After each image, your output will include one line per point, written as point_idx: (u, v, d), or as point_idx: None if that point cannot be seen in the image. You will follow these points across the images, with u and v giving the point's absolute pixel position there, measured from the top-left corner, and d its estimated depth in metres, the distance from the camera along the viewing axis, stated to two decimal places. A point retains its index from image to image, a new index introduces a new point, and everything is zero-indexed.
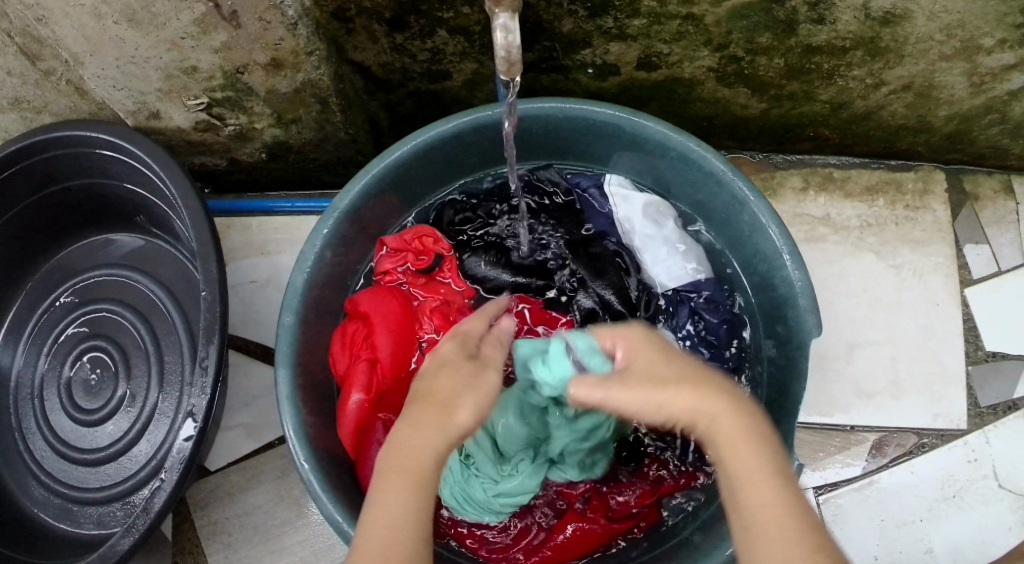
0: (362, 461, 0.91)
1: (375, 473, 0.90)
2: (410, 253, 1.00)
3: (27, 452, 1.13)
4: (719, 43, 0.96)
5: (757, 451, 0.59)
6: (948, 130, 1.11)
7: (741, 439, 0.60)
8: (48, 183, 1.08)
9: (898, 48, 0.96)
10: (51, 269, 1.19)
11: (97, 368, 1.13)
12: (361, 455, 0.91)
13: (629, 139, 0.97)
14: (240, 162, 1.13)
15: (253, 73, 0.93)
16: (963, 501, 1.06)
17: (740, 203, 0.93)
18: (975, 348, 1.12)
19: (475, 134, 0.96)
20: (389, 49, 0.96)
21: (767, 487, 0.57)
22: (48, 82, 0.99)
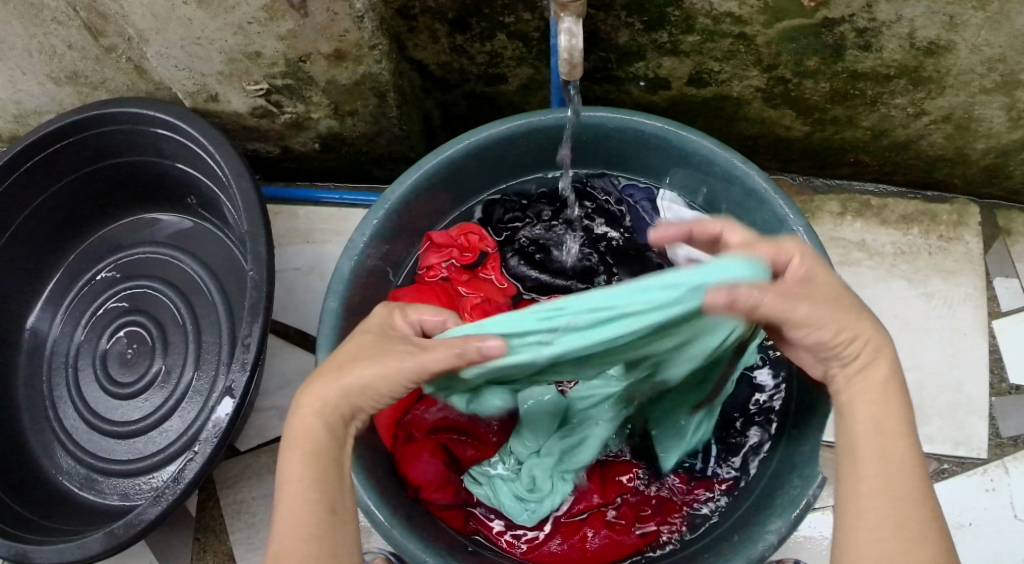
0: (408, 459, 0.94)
1: (424, 471, 0.93)
2: (455, 249, 1.03)
3: (57, 421, 1.15)
4: (769, 64, 0.98)
5: (889, 433, 0.61)
6: (984, 163, 1.13)
7: (889, 432, 0.61)
8: (101, 158, 1.11)
9: (940, 79, 0.98)
10: (95, 243, 1.21)
11: (133, 343, 1.15)
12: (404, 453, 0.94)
13: (675, 152, 0.99)
14: (292, 151, 1.16)
15: (315, 62, 0.95)
16: (979, 529, 1.07)
17: (781, 223, 0.95)
18: (999, 380, 1.13)
19: (526, 138, 0.98)
20: (448, 49, 0.98)
21: (896, 457, 0.60)
22: (109, 59, 1.02)
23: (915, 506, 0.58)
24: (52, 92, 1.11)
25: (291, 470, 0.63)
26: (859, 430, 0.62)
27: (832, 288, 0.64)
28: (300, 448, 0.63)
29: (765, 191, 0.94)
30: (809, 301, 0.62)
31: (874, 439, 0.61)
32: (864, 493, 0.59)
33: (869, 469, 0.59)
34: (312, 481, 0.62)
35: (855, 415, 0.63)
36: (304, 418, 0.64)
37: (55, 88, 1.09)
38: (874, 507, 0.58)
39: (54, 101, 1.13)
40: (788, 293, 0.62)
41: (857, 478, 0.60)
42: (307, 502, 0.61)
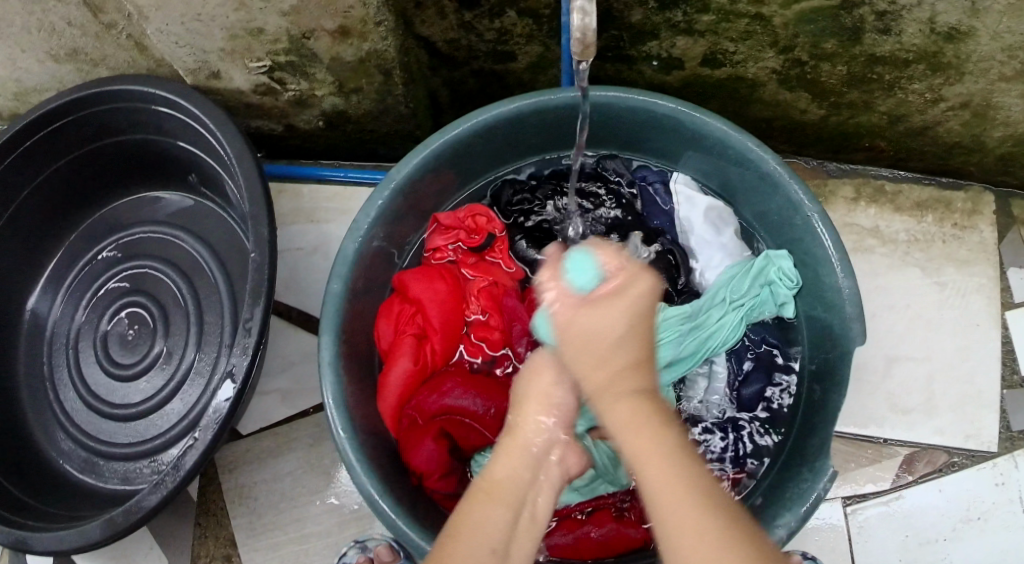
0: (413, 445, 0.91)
1: (427, 457, 0.90)
2: (462, 232, 1.01)
3: (57, 403, 1.14)
4: (785, 46, 0.96)
5: (674, 467, 0.61)
6: (1001, 151, 1.11)
7: (654, 426, 0.64)
8: (101, 136, 1.09)
9: (959, 65, 0.95)
10: (96, 223, 1.19)
11: (134, 324, 1.14)
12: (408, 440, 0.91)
13: (688, 134, 0.96)
14: (296, 129, 1.14)
15: (320, 39, 0.93)
16: (988, 523, 1.06)
17: (794, 207, 0.93)
18: (1011, 372, 1.12)
19: (534, 117, 0.96)
20: (456, 26, 0.96)
21: (668, 467, 0.61)
22: (110, 35, 0.99)
23: (692, 501, 0.59)
24: (52, 69, 1.08)
25: (467, 510, 0.67)
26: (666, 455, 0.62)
27: (646, 295, 0.71)
28: (495, 498, 0.67)
29: (778, 174, 0.92)
30: (598, 336, 0.68)
31: (671, 474, 0.61)
32: (667, 524, 0.59)
33: (664, 483, 0.60)
34: (514, 495, 0.68)
35: (645, 427, 0.65)
36: (488, 488, 0.68)
37: (55, 64, 1.07)
38: (687, 520, 0.58)
39: (53, 77, 1.11)
40: (596, 313, 0.69)
41: (660, 504, 0.60)
42: (496, 520, 0.66)
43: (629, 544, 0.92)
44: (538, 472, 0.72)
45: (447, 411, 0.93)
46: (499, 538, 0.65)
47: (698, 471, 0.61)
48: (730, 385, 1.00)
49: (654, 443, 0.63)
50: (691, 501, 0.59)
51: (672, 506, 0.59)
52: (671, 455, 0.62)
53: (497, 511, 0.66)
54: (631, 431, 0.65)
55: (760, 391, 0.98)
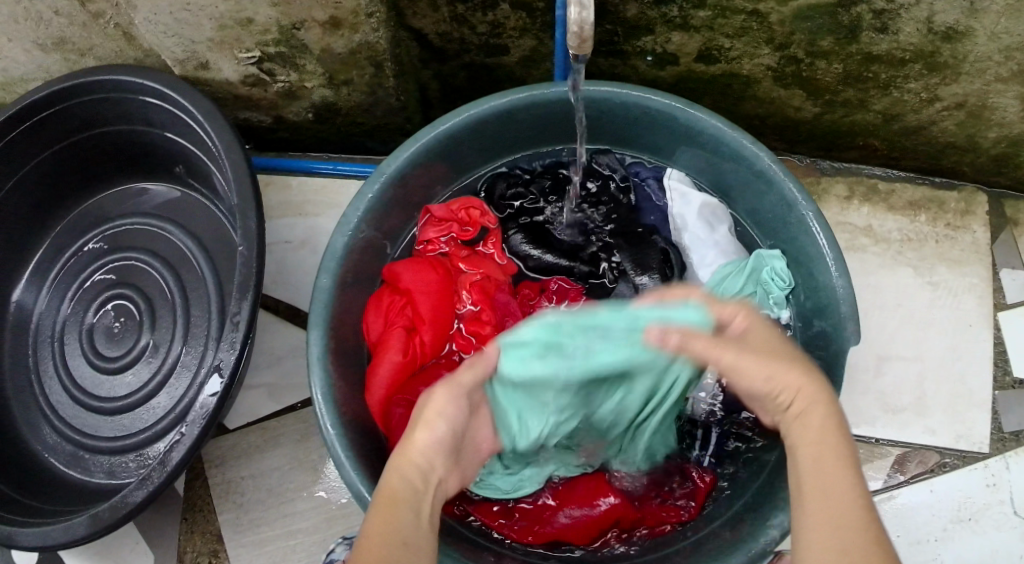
0: (399, 447, 0.90)
1: None
2: (455, 224, 1.00)
3: (43, 396, 1.12)
4: (781, 43, 0.95)
5: (829, 447, 0.62)
6: (995, 152, 1.11)
7: (829, 445, 0.62)
8: (89, 127, 1.07)
9: (956, 65, 0.95)
10: (83, 213, 1.18)
11: (121, 317, 1.12)
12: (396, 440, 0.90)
13: (683, 131, 0.96)
14: (285, 121, 1.12)
15: (310, 30, 0.92)
16: (978, 524, 1.06)
17: (789, 206, 0.93)
18: (1003, 373, 1.11)
19: (528, 111, 0.95)
20: (448, 18, 0.94)
21: (846, 479, 0.59)
22: (97, 25, 0.98)
23: (855, 501, 0.58)
24: (38, 58, 1.07)
25: (375, 521, 0.61)
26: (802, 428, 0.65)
27: (763, 336, 0.70)
28: (394, 504, 0.62)
29: (773, 172, 0.91)
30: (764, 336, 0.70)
31: (812, 434, 0.64)
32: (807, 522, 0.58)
33: (825, 498, 0.59)
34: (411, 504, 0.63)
35: (807, 417, 0.65)
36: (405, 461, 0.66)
37: (41, 54, 1.05)
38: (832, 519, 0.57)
39: (39, 67, 1.09)
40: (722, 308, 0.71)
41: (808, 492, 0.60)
42: (402, 522, 0.61)
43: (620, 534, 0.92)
44: (437, 472, 0.67)
45: None
46: (411, 527, 0.61)
47: (878, 524, 0.56)
48: (722, 386, 0.96)
49: (838, 463, 0.60)
50: (849, 488, 0.59)
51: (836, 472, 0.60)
52: (852, 474, 0.59)
53: (399, 516, 0.61)
54: (809, 438, 0.64)
55: None
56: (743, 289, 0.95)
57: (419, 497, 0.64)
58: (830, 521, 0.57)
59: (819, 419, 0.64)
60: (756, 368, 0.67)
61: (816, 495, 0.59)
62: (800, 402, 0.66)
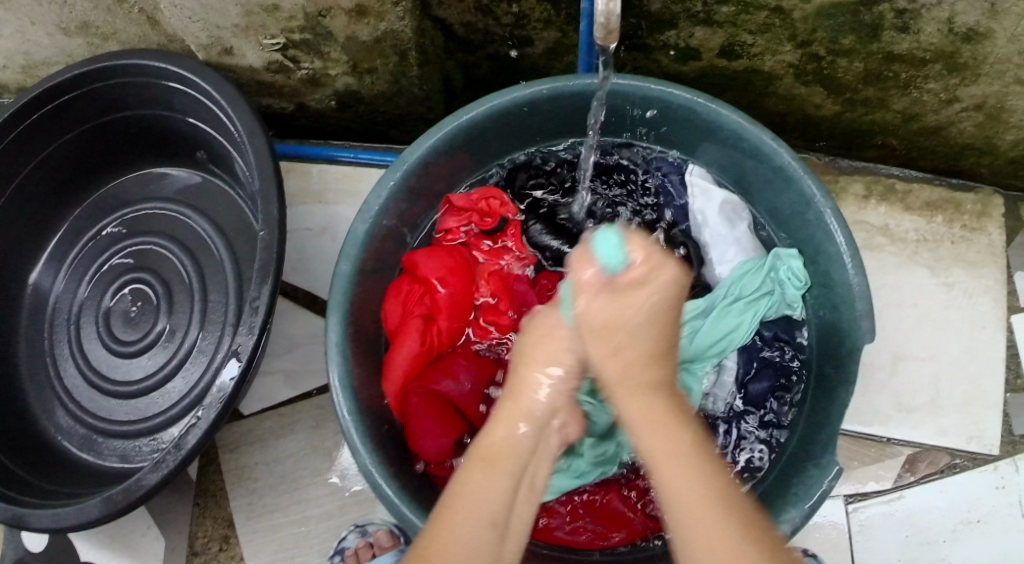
0: (417, 434, 0.90)
1: (436, 446, 0.89)
2: (474, 214, 1.00)
3: (57, 379, 1.13)
4: (803, 40, 0.95)
5: (690, 464, 0.61)
6: (1013, 155, 1.11)
7: (666, 423, 0.64)
8: (111, 110, 1.08)
9: (975, 66, 0.96)
10: (103, 197, 1.18)
11: (136, 301, 1.13)
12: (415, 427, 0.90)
13: (703, 126, 0.96)
14: (307, 108, 1.13)
15: (336, 17, 0.92)
16: (987, 526, 1.06)
17: (807, 202, 0.93)
18: (1016, 375, 1.12)
19: (549, 103, 0.95)
20: (474, 9, 0.95)
21: (682, 461, 0.62)
22: (123, 8, 0.98)
23: (693, 467, 0.61)
24: (62, 41, 1.07)
25: (470, 479, 0.65)
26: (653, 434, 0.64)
27: (667, 292, 0.68)
28: (496, 467, 0.66)
29: (792, 168, 0.92)
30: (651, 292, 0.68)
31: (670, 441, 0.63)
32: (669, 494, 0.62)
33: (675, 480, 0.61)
34: (515, 463, 0.67)
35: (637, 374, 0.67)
36: (498, 431, 0.68)
37: (66, 37, 1.06)
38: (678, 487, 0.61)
39: (63, 50, 1.10)
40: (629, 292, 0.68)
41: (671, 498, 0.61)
42: (494, 495, 0.64)
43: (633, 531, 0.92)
44: (542, 439, 0.70)
45: (454, 398, 0.93)
46: (499, 509, 0.64)
47: (719, 488, 0.61)
48: (737, 385, 0.99)
49: (671, 427, 0.64)
50: (688, 469, 0.61)
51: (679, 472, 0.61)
52: (698, 460, 0.62)
53: (500, 479, 0.65)
54: (643, 417, 0.65)
55: (767, 388, 0.98)
56: (760, 288, 0.98)
57: (526, 460, 0.68)
58: (706, 528, 0.59)
59: (668, 424, 0.64)
60: (600, 345, 0.68)
61: (676, 475, 0.61)
62: (653, 392, 0.67)
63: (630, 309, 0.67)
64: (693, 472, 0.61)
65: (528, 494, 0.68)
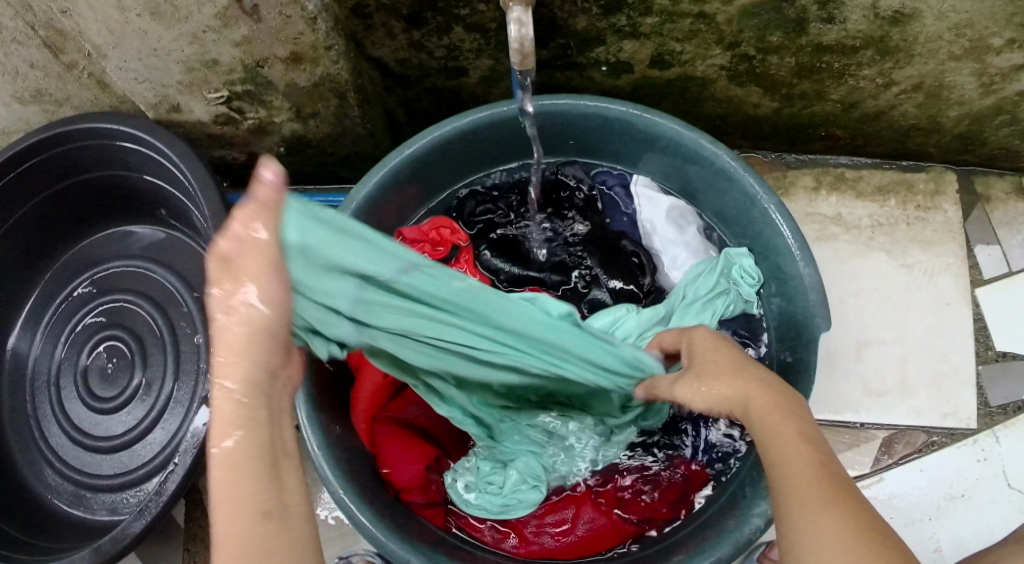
0: (393, 464, 0.93)
1: (412, 473, 0.92)
2: (427, 244, 1.03)
3: (43, 439, 1.15)
4: (731, 42, 0.96)
5: (818, 504, 0.55)
6: (958, 131, 1.12)
7: (820, 467, 0.58)
8: (70, 174, 1.10)
9: (908, 47, 0.96)
10: (72, 258, 1.21)
11: (113, 357, 1.15)
12: (390, 458, 0.93)
13: (642, 136, 0.98)
14: (258, 156, 1.15)
15: (273, 67, 0.94)
16: (971, 499, 1.07)
17: (750, 201, 0.94)
18: (985, 348, 1.12)
19: (489, 129, 0.97)
20: (406, 45, 0.97)
21: (823, 514, 0.55)
22: (71, 75, 1.01)
23: (828, 517, 0.55)
24: (17, 111, 1.10)
25: (224, 494, 0.51)
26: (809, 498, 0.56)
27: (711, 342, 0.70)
28: (239, 455, 0.52)
29: (732, 169, 0.93)
30: (711, 353, 0.69)
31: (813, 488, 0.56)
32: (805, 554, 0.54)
33: (820, 536, 0.54)
34: (263, 450, 0.53)
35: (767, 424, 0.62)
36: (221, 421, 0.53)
37: (20, 107, 1.09)
38: (823, 538, 0.54)
39: (20, 120, 1.13)
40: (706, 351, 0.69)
41: (813, 562, 0.54)
42: (254, 481, 0.52)
43: (608, 539, 0.94)
44: (271, 408, 0.55)
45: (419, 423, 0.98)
46: (269, 499, 0.52)
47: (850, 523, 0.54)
48: None
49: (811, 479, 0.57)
50: (838, 516, 0.54)
51: (821, 518, 0.55)
52: (843, 504, 0.55)
53: (250, 472, 0.52)
54: (788, 465, 0.58)
55: None
56: (712, 293, 0.98)
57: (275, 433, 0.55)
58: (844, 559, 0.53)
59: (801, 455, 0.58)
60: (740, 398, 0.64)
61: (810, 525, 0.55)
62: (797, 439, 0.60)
63: (714, 382, 0.66)
64: (835, 517, 0.54)
65: (292, 468, 0.54)
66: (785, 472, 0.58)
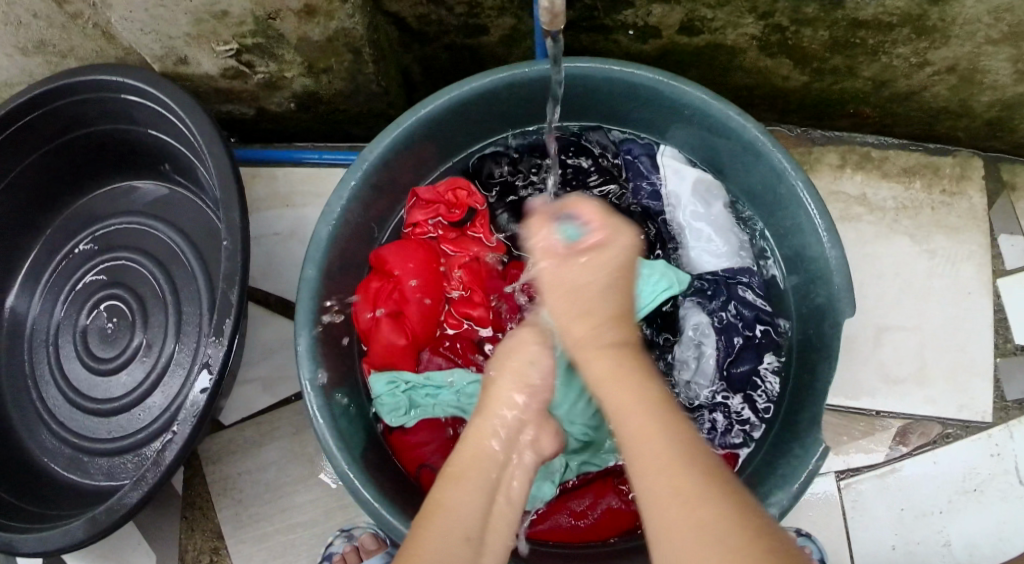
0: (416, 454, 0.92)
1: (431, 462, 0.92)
2: (442, 206, 0.99)
3: (40, 401, 1.12)
4: (764, 12, 0.93)
5: (656, 447, 0.62)
6: (989, 116, 1.09)
7: (649, 413, 0.65)
8: (73, 128, 1.07)
9: (944, 28, 0.92)
10: (73, 214, 1.17)
11: (113, 317, 1.12)
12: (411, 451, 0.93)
13: (668, 105, 0.94)
14: (268, 112, 1.12)
15: (286, 19, 0.91)
16: (983, 494, 1.05)
17: (778, 176, 0.91)
18: (1005, 340, 1.10)
19: (509, 91, 0.94)
20: (425, 1, 0.93)
21: (657, 442, 0.62)
22: (75, 25, 0.97)
23: (688, 483, 0.59)
24: (20, 62, 1.06)
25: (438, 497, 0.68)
26: (633, 429, 0.64)
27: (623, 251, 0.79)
28: (460, 484, 0.69)
29: (760, 142, 0.89)
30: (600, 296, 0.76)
31: (662, 445, 0.62)
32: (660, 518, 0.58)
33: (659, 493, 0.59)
34: (481, 483, 0.69)
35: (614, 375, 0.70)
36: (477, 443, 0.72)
37: (23, 58, 1.05)
38: (674, 487, 0.59)
39: (22, 71, 1.09)
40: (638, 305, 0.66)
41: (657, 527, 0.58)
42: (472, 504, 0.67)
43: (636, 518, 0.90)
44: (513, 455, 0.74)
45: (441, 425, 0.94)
46: (469, 529, 0.66)
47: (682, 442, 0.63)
48: (719, 367, 0.96)
49: (653, 432, 0.63)
50: (681, 464, 0.60)
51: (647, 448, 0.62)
52: (691, 468, 0.60)
53: (473, 502, 0.68)
54: (639, 427, 0.64)
55: (748, 371, 0.95)
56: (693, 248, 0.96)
57: (500, 471, 0.72)
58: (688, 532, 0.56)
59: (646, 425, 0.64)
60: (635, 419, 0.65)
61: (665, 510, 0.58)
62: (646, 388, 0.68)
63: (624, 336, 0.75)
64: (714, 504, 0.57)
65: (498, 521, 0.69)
66: (635, 434, 0.64)
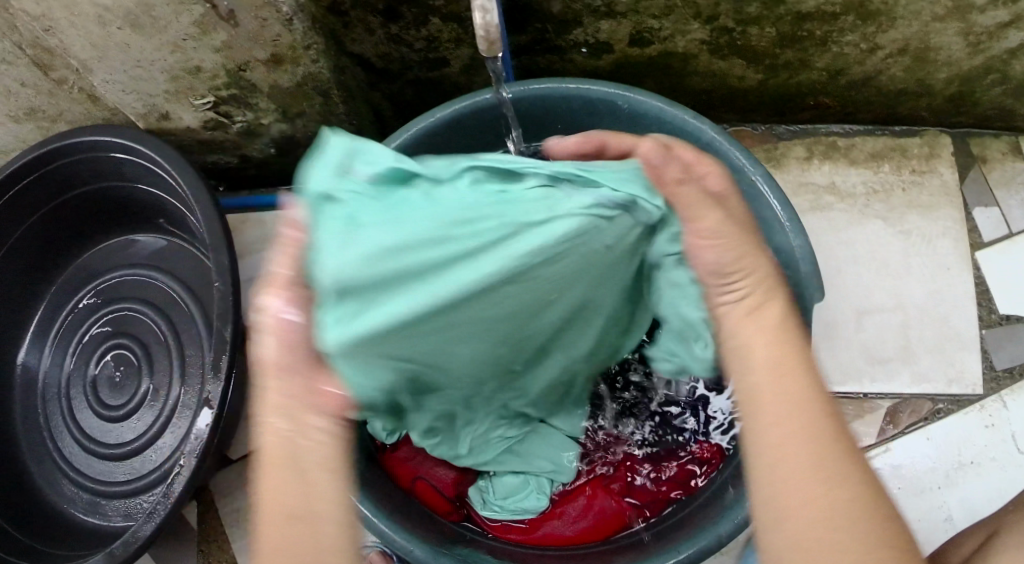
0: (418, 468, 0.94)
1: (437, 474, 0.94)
2: None
3: (57, 450, 1.17)
4: (709, 16, 0.96)
5: (792, 419, 0.52)
6: (949, 92, 1.10)
7: (786, 395, 0.53)
8: (68, 188, 1.12)
9: (889, 11, 0.95)
10: (76, 270, 1.23)
11: (120, 365, 1.17)
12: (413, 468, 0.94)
13: (626, 116, 0.98)
14: (250, 158, 1.17)
15: (255, 69, 0.95)
16: (980, 466, 1.06)
17: (737, 172, 0.93)
18: (988, 312, 1.11)
19: (473, 118, 0.98)
20: (386, 39, 0.98)
21: (792, 444, 0.51)
22: (61, 92, 1.02)
23: (814, 480, 0.50)
24: (14, 130, 1.12)
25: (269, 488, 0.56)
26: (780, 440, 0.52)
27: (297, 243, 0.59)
28: (284, 459, 0.57)
29: (716, 142, 0.92)
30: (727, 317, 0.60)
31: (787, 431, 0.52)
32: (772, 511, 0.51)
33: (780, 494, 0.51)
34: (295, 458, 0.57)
35: (749, 353, 0.57)
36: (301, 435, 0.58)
37: (17, 126, 1.11)
38: (798, 503, 0.50)
39: (17, 138, 1.15)
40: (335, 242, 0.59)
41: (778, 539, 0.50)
42: (287, 490, 0.56)
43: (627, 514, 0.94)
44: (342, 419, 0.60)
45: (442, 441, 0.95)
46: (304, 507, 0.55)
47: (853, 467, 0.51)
48: None
49: (790, 401, 0.53)
50: (794, 447, 0.51)
51: (786, 473, 0.51)
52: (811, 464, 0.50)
53: (285, 477, 0.56)
54: (775, 415, 0.53)
55: None
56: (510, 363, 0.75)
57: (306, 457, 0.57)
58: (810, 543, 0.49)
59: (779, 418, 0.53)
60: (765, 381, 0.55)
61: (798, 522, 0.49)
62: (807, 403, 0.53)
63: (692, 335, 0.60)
64: (838, 507, 0.49)
65: (319, 480, 0.56)
66: (775, 452, 0.52)
